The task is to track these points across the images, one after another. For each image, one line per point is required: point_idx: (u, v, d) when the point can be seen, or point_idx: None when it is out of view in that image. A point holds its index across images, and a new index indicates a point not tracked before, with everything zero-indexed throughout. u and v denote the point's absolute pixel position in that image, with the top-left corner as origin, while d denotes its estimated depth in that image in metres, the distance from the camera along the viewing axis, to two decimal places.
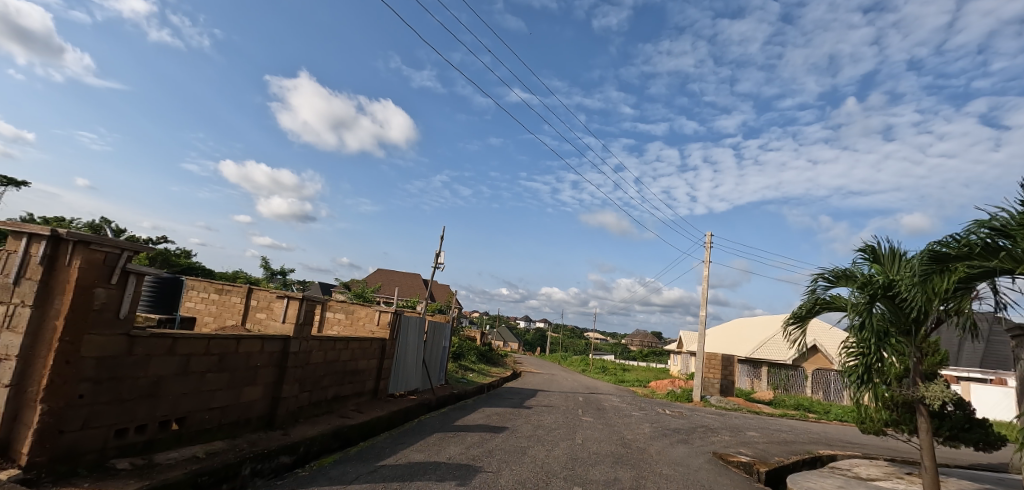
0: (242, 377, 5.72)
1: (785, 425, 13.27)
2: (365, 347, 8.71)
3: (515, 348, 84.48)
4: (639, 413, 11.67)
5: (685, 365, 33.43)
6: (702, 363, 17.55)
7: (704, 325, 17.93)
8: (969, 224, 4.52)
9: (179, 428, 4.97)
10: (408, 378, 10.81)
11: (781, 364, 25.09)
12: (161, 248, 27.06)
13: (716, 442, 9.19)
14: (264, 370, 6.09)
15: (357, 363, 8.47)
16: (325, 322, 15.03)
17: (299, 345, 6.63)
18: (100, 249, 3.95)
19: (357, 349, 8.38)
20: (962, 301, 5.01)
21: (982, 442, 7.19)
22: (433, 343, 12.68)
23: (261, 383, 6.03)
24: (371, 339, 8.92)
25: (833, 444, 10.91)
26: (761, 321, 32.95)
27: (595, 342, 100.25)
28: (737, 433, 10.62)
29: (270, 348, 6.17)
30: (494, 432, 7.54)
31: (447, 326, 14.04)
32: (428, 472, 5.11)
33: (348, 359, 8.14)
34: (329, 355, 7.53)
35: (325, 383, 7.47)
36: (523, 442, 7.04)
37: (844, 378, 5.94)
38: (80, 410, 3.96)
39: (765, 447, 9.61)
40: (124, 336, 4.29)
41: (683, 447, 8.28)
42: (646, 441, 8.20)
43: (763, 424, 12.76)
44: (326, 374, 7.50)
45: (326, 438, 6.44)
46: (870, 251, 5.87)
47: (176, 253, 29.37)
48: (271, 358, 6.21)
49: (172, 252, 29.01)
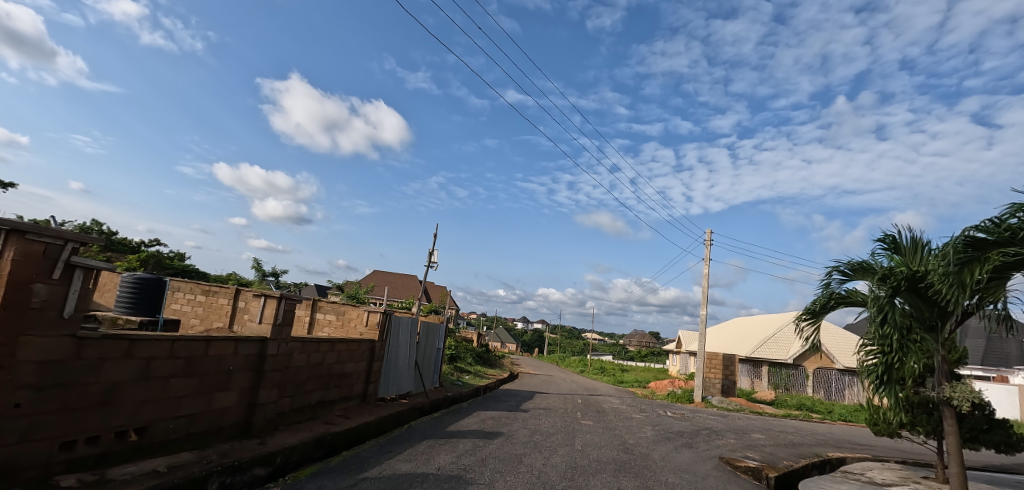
0: (212, 382, 5.26)
1: (789, 426, 12.90)
2: (353, 349, 8.25)
3: (512, 349, 84.16)
4: (641, 416, 11.23)
5: (683, 366, 33.49)
6: (702, 363, 17.22)
7: (704, 324, 17.54)
8: (1008, 207, 4.12)
9: (139, 439, 4.51)
10: (399, 381, 10.33)
11: (782, 363, 25.19)
12: (152, 251, 26.55)
13: (722, 446, 8.80)
14: (238, 374, 5.62)
15: (344, 366, 8.02)
16: (316, 323, 14.56)
17: (277, 347, 6.15)
18: (39, 240, 3.51)
19: (343, 351, 7.92)
20: (994, 294, 4.64)
21: (1004, 444, 6.80)
22: (426, 344, 12.21)
23: (235, 389, 5.57)
24: (359, 341, 8.47)
25: (841, 446, 10.57)
26: (761, 319, 32.78)
27: (593, 343, 99.62)
28: (742, 435, 10.22)
29: (245, 351, 5.68)
30: (488, 437, 7.13)
31: (441, 327, 13.61)
32: (414, 485, 4.67)
33: (334, 362, 7.68)
34: (312, 358, 7.06)
35: (307, 388, 7.01)
36: (519, 449, 6.62)
37: (867, 380, 5.50)
38: (18, 421, 3.52)
39: (773, 451, 9.20)
40: (70, 338, 3.83)
41: (688, 452, 7.86)
42: (649, 446, 7.78)
43: (766, 425, 12.35)
44: (309, 378, 7.04)
45: (307, 446, 5.99)
46: (889, 241, 5.44)
47: (168, 256, 28.96)
48: (247, 361, 5.73)
49: (164, 256, 28.64)
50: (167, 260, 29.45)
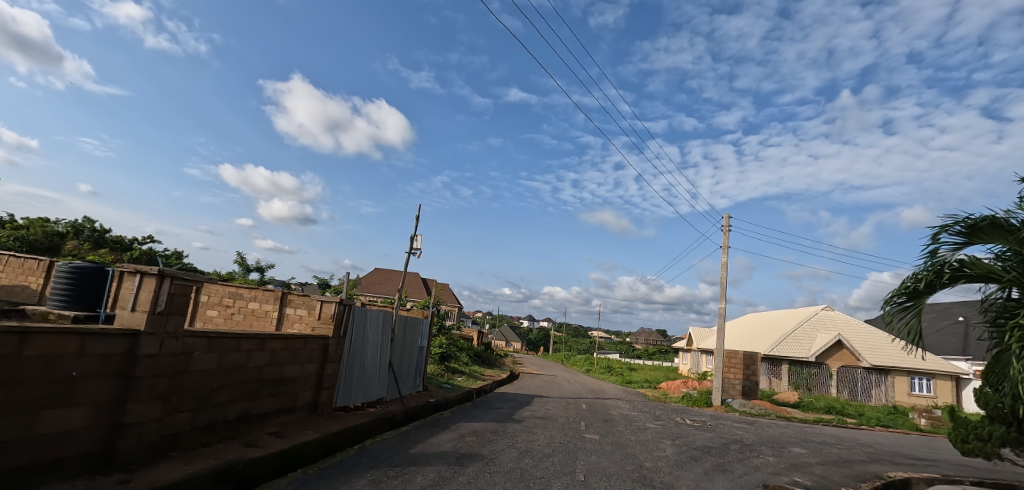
0: (36, 396, 3.59)
1: (828, 435, 11.11)
2: (294, 348, 6.55)
3: (518, 349, 82.60)
4: (656, 426, 9.42)
5: (695, 364, 31.46)
6: (720, 362, 15.43)
7: (723, 318, 15.69)
8: None
9: None
10: (367, 386, 8.60)
11: (803, 361, 23.52)
12: (141, 249, 25.28)
13: (761, 467, 7.00)
14: (89, 382, 3.96)
15: (282, 370, 6.33)
16: (285, 319, 12.87)
17: (157, 344, 4.46)
18: None
19: (278, 350, 6.24)
20: None
21: None
22: (404, 342, 10.46)
23: (83, 403, 3.91)
24: (305, 338, 6.77)
25: (900, 463, 8.78)
26: (778, 315, 30.96)
27: (600, 341, 97.62)
28: (781, 451, 8.43)
29: (100, 349, 4.01)
30: (460, 464, 5.38)
31: (425, 321, 11.86)
32: None
33: (264, 366, 6.00)
34: (226, 359, 5.39)
35: (219, 399, 5.34)
36: (499, 483, 4.81)
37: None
38: None
39: (824, 473, 7.33)
40: None
41: (723, 478, 6.07)
42: (672, 472, 6.00)
43: (802, 435, 10.55)
44: (222, 386, 5.36)
45: (199, 483, 4.31)
46: None
47: (161, 255, 27.63)
48: (104, 365, 4.06)
49: (158, 254, 27.29)
50: (164, 259, 28.09)
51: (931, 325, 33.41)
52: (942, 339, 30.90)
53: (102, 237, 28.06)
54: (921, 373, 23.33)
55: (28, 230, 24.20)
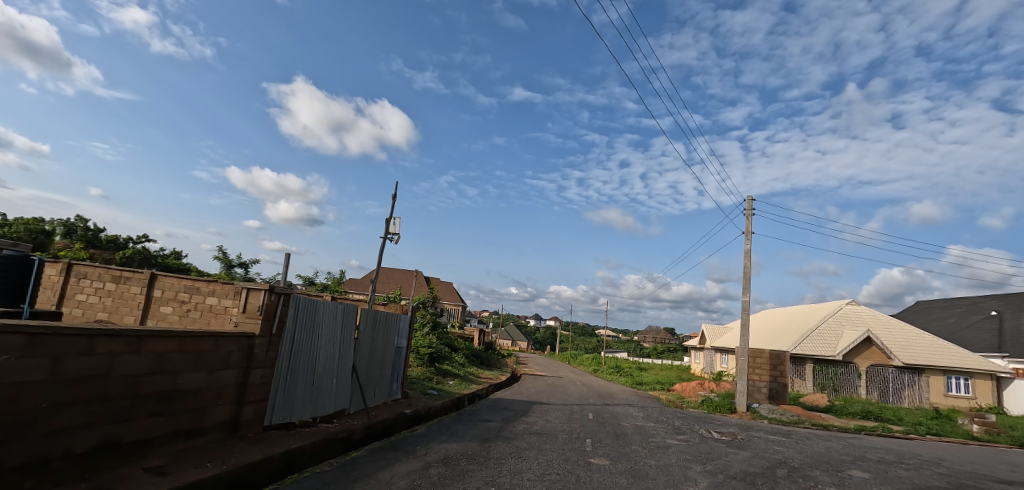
0: None
1: (883, 449, 9.30)
2: (197, 350, 4.93)
3: (524, 347, 80.92)
4: (679, 443, 7.67)
5: (709, 364, 29.67)
6: (744, 362, 13.63)
7: (747, 314, 13.89)
8: None
9: None
10: (320, 396, 6.95)
11: (829, 360, 21.66)
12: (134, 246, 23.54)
13: None
14: None
15: (175, 379, 4.71)
16: None
17: None
18: None
19: (167, 353, 4.60)
20: None
21: None
22: (375, 341, 8.80)
23: None
24: (215, 336, 5.15)
25: None
26: (798, 310, 29.06)
27: (607, 340, 95.73)
28: (840, 477, 6.65)
29: None
30: None
31: (403, 318, 10.21)
32: None
33: (142, 374, 4.38)
34: (67, 364, 3.76)
35: (57, 422, 3.71)
36: None
37: None
38: None
39: None
40: None
41: None
42: None
43: (853, 451, 8.76)
44: (60, 404, 3.73)
45: None
46: None
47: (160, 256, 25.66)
48: None
49: (156, 255, 25.29)
50: (161, 259, 26.25)
51: (960, 320, 31.35)
52: (974, 334, 28.87)
53: (95, 237, 26.11)
54: (958, 372, 21.36)
55: (10, 227, 22.64)
